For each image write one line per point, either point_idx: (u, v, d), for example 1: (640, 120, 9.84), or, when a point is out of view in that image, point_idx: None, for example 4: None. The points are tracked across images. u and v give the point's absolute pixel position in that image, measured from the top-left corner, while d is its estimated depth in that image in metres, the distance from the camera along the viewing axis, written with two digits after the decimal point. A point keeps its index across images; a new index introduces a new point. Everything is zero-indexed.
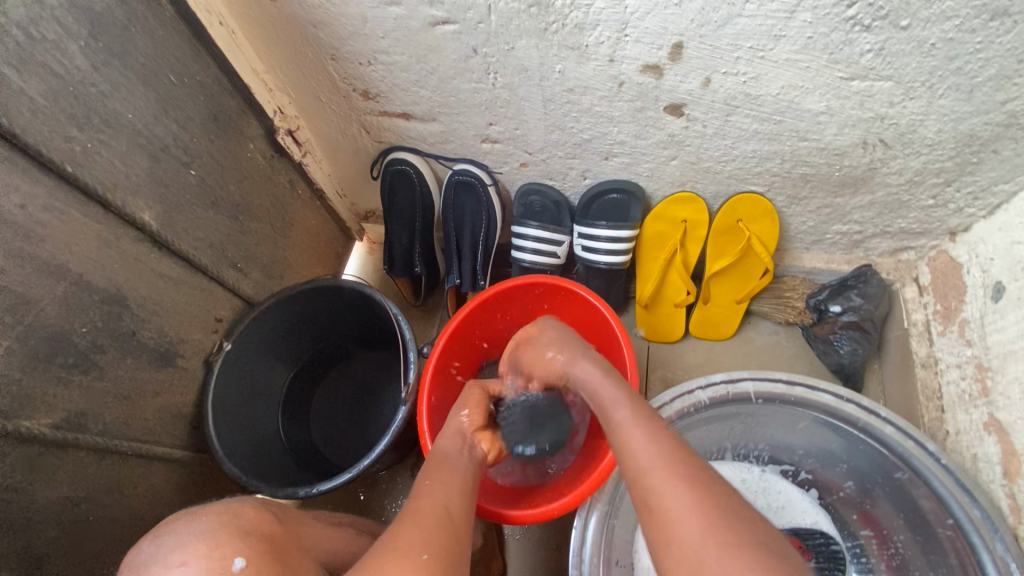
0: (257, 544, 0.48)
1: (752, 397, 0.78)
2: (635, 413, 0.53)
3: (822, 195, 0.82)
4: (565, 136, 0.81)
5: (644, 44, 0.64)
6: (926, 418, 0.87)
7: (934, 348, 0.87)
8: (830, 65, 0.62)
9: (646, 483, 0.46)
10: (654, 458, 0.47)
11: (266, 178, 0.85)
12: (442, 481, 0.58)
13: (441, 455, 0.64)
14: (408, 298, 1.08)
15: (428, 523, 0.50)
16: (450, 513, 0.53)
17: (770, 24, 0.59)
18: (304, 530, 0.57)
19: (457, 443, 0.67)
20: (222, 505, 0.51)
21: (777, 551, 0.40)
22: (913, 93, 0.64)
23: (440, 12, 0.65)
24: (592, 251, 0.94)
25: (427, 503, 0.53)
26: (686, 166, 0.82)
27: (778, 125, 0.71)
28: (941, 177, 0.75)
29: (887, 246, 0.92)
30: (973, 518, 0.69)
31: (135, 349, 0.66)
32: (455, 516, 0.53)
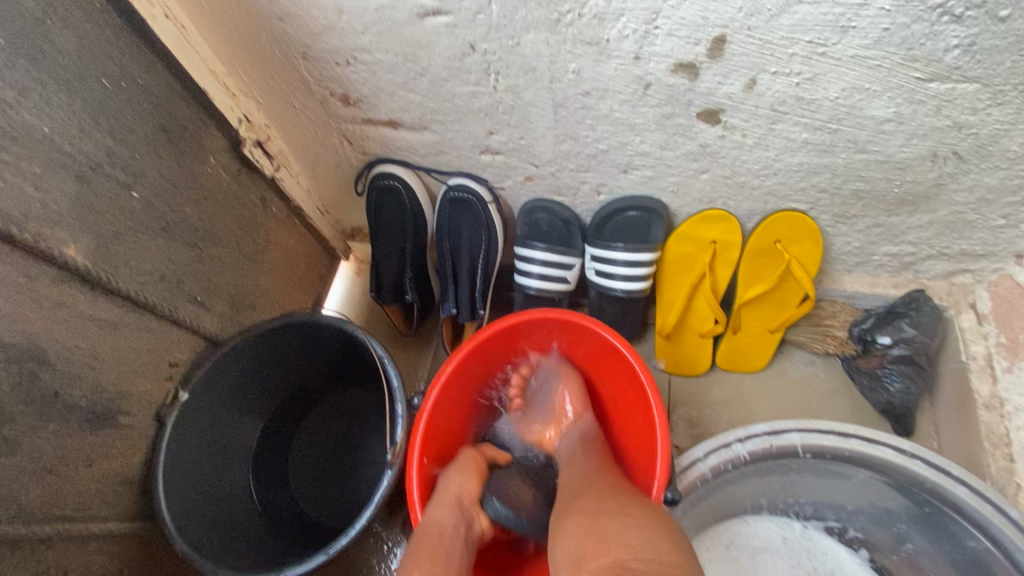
0: None
1: (799, 452, 0.67)
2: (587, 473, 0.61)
3: (874, 213, 0.71)
4: (578, 147, 0.70)
5: (678, 38, 0.53)
6: (992, 468, 0.75)
7: (999, 387, 0.76)
8: (905, 64, 0.51)
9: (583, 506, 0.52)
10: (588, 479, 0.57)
11: (231, 197, 0.73)
12: (422, 550, 0.52)
13: (433, 533, 0.54)
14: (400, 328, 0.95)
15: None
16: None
17: (836, 13, 0.48)
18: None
19: (454, 517, 0.57)
20: None
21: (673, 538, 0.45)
22: (1003, 97, 0.53)
23: (430, 0, 0.54)
24: (608, 276, 0.83)
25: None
26: (719, 181, 0.71)
27: (833, 135, 0.60)
28: (1020, 194, 0.64)
29: (941, 269, 0.81)
30: None
31: (62, 412, 0.54)
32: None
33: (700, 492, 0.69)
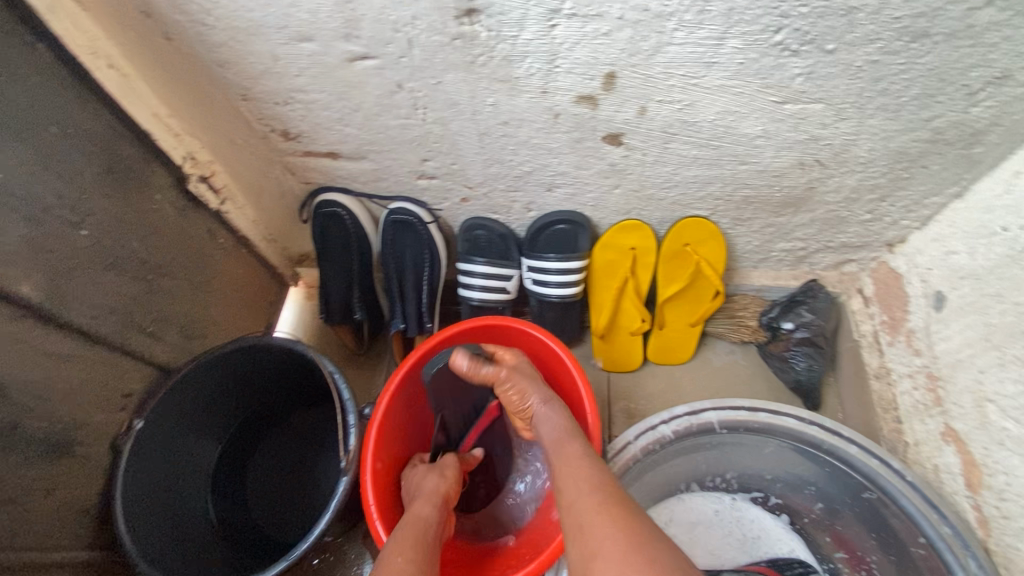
0: None
1: (716, 427, 0.76)
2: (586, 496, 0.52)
3: (765, 215, 0.82)
4: (504, 169, 0.78)
5: (576, 74, 0.61)
6: (885, 430, 0.86)
7: (884, 359, 0.87)
8: (763, 90, 0.61)
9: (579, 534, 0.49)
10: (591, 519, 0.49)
11: (180, 231, 0.77)
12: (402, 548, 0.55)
13: (413, 525, 0.59)
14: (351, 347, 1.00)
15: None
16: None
17: (699, 52, 0.57)
18: None
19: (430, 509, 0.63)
20: None
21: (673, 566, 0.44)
22: (844, 114, 0.64)
23: (358, 47, 0.61)
24: (543, 284, 0.90)
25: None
26: (631, 194, 0.80)
27: (717, 150, 0.70)
28: (876, 192, 0.76)
29: (830, 261, 0.93)
30: (943, 535, 0.68)
31: (19, 445, 0.56)
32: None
33: (634, 470, 0.76)
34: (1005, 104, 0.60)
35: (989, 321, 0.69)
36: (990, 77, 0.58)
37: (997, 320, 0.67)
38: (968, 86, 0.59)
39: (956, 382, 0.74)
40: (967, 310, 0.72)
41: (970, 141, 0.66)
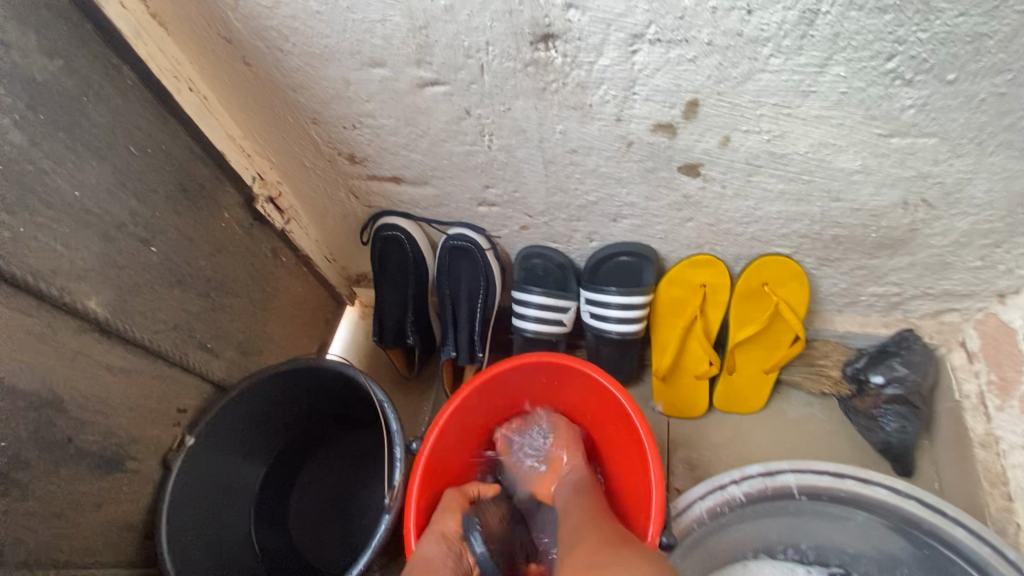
0: None
1: (794, 492, 0.68)
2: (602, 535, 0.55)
3: (856, 256, 0.74)
4: (568, 198, 0.74)
5: (653, 103, 0.58)
6: (993, 508, 0.75)
7: (994, 426, 0.76)
8: (867, 122, 0.55)
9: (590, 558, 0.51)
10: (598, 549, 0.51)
11: (243, 249, 0.78)
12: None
13: (422, 569, 0.57)
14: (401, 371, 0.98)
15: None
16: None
17: (796, 80, 0.52)
18: None
19: (442, 551, 0.60)
20: None
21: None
22: (961, 150, 0.56)
23: (428, 73, 0.59)
24: (602, 319, 0.85)
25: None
26: (703, 228, 0.75)
27: (807, 185, 0.64)
28: (992, 237, 0.67)
29: (929, 309, 0.82)
30: None
31: (72, 458, 0.57)
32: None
33: (697, 534, 0.70)
34: None
35: None
36: None
37: None
38: None
39: None
40: None
41: None
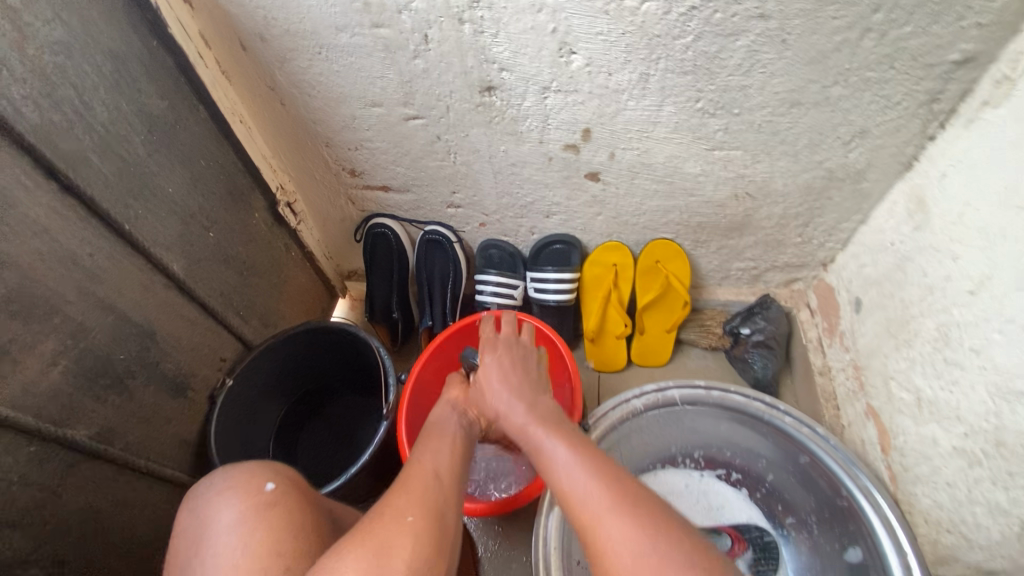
0: (286, 496, 0.58)
1: (677, 401, 0.96)
2: (595, 477, 0.54)
3: (718, 237, 1.05)
4: (513, 200, 1.03)
5: (562, 130, 0.87)
6: (827, 416, 1.03)
7: (825, 358, 1.06)
8: (696, 141, 0.86)
9: (587, 520, 0.52)
10: (592, 495, 0.53)
11: (266, 241, 1.02)
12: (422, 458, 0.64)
13: (433, 429, 0.72)
14: (386, 343, 1.22)
15: (402, 518, 0.51)
16: (426, 491, 0.57)
17: (647, 114, 0.83)
18: (320, 497, 0.65)
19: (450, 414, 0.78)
20: (256, 464, 0.62)
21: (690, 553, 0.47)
22: (758, 158, 0.87)
23: (411, 111, 0.88)
24: (543, 292, 1.12)
25: (395, 489, 0.56)
26: (610, 220, 1.04)
27: (671, 185, 0.94)
28: (800, 220, 0.98)
29: (779, 279, 1.13)
30: (860, 485, 0.85)
31: (156, 378, 0.78)
32: (433, 499, 0.56)
33: (612, 437, 0.95)
34: (873, 151, 0.83)
35: (889, 315, 0.88)
36: (855, 132, 0.81)
37: (894, 313, 0.87)
38: (841, 138, 0.82)
39: (873, 368, 0.91)
40: (876, 309, 0.92)
41: (857, 178, 0.87)
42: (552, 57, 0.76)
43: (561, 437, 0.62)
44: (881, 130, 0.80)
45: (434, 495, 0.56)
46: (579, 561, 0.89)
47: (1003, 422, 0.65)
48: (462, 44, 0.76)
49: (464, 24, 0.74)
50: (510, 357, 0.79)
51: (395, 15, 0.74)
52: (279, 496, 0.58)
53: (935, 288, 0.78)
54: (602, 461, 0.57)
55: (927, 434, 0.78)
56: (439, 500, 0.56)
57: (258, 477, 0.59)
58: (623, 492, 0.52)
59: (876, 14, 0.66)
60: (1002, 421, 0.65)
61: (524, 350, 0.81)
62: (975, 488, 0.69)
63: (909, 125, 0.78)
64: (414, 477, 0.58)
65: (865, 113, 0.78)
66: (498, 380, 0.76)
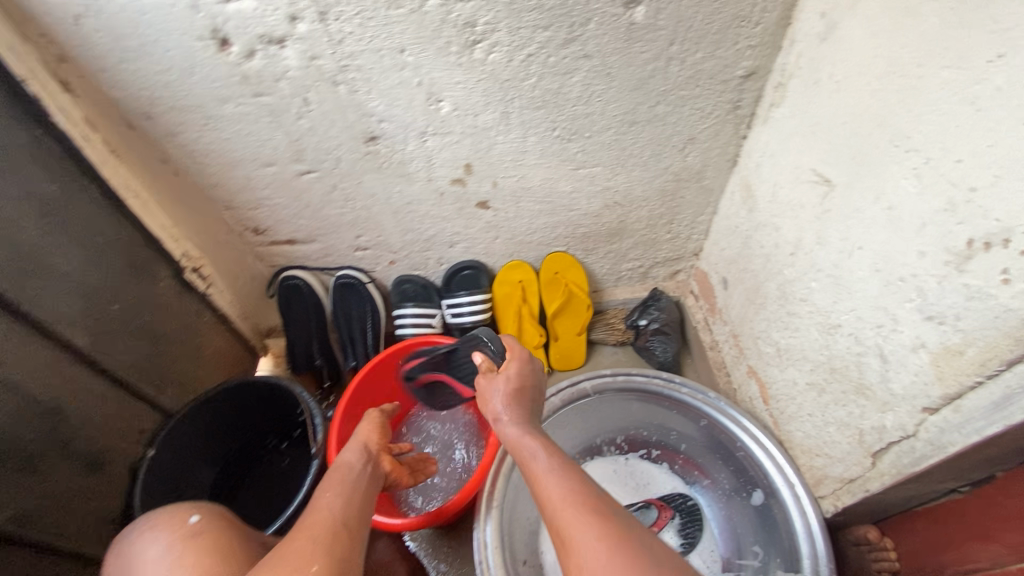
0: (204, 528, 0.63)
1: (589, 391, 1.08)
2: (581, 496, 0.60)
3: (603, 244, 1.18)
4: (416, 235, 1.11)
5: (446, 167, 0.98)
6: (722, 384, 1.16)
7: (712, 334, 1.20)
8: (562, 163, 0.99)
9: (564, 520, 0.58)
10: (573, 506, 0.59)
11: (177, 308, 1.03)
12: (325, 499, 0.66)
13: (342, 470, 0.74)
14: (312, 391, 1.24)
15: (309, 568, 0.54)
16: (318, 535, 0.59)
17: (516, 145, 0.95)
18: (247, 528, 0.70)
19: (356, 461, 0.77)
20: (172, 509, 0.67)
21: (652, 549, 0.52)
22: (617, 171, 1.02)
23: (303, 167, 0.95)
24: (460, 316, 1.19)
25: (291, 536, 0.58)
26: (508, 241, 1.15)
27: (552, 203, 1.07)
28: (665, 219, 1.14)
29: (665, 273, 1.28)
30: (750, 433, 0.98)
31: (68, 457, 0.80)
32: (339, 550, 0.58)
33: None
34: (704, 153, 1.00)
35: (748, 286, 1.03)
36: (686, 140, 0.97)
37: (751, 283, 1.02)
38: (677, 147, 0.98)
39: (746, 332, 1.06)
40: (739, 284, 1.07)
41: (699, 178, 1.04)
42: (422, 106, 0.87)
43: (549, 455, 0.67)
44: (705, 136, 0.97)
45: (328, 539, 0.59)
46: (523, 560, 0.95)
47: (833, 352, 0.80)
48: (340, 102, 0.86)
49: (338, 85, 0.83)
50: (519, 382, 0.81)
51: (274, 84, 0.82)
52: (202, 526, 0.64)
53: (770, 256, 0.94)
54: (583, 479, 0.62)
55: (792, 377, 0.91)
56: (340, 545, 0.59)
57: (182, 514, 0.65)
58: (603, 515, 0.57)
59: (672, 46, 0.82)
60: (832, 352, 0.80)
61: (532, 375, 0.84)
62: (829, 411, 0.82)
63: (724, 130, 0.96)
64: (313, 523, 0.61)
65: (689, 125, 0.94)
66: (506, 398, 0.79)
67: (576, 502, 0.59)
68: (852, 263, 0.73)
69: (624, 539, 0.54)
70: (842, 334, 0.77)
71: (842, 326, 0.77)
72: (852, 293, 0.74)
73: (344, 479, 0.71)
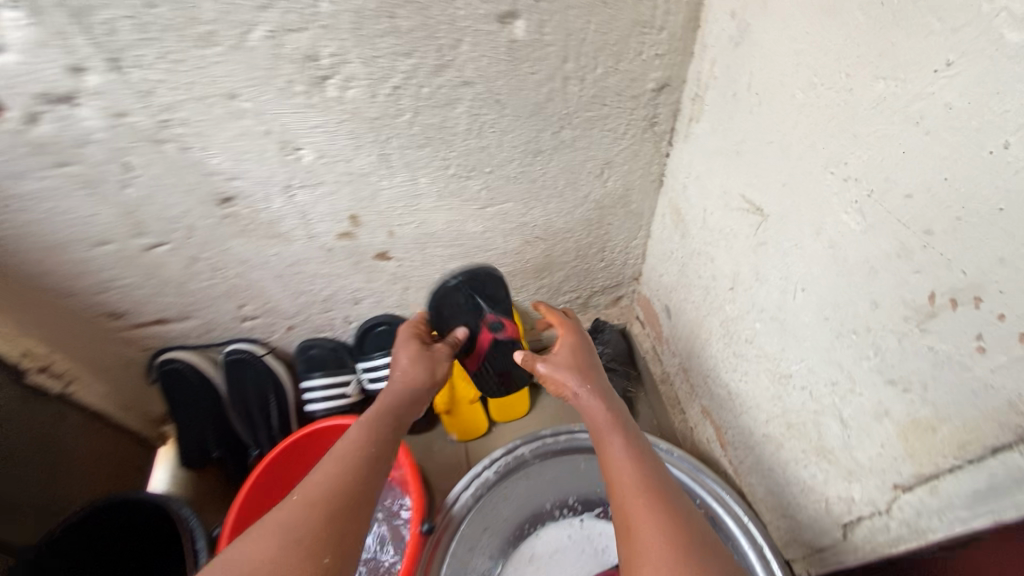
0: None
1: (528, 457, 0.91)
2: (664, 514, 0.58)
3: (531, 280, 1.05)
4: (312, 297, 0.95)
5: (327, 222, 0.82)
6: (678, 422, 1.04)
7: (662, 365, 1.09)
8: (465, 203, 0.85)
9: (631, 518, 0.58)
10: (658, 521, 0.57)
11: (21, 420, 0.85)
12: (320, 477, 0.61)
13: (347, 442, 0.67)
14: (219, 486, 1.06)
15: None
16: (287, 533, 0.54)
17: (406, 190, 0.81)
18: None
19: (364, 433, 0.68)
20: None
21: (707, 561, 0.54)
22: (530, 204, 0.88)
23: (149, 240, 0.78)
24: (378, 379, 1.05)
25: (254, 539, 0.54)
26: (422, 291, 1.00)
27: (462, 246, 0.93)
28: (595, 248, 1.01)
29: (605, 301, 1.17)
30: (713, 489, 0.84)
31: None
32: (321, 550, 0.54)
33: (474, 518, 0.89)
34: (625, 176, 0.88)
35: (690, 317, 0.92)
36: (602, 164, 0.84)
37: (693, 314, 0.91)
38: (593, 172, 0.85)
39: (694, 367, 0.94)
40: (681, 314, 0.96)
41: (624, 201, 0.92)
42: (278, 157, 0.72)
43: (625, 443, 0.68)
44: (623, 157, 0.84)
45: (303, 534, 0.54)
46: None
47: (787, 404, 0.68)
48: (173, 163, 0.70)
49: (165, 143, 0.67)
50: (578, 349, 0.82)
51: (78, 151, 0.65)
52: None
53: (709, 287, 0.82)
54: (648, 474, 0.63)
55: (747, 424, 0.80)
56: (318, 539, 0.54)
57: None
58: (657, 499, 0.60)
59: (567, 63, 0.69)
60: (786, 404, 0.68)
61: (586, 347, 0.83)
62: (791, 470, 0.71)
63: (643, 148, 0.84)
64: (280, 518, 0.56)
65: (602, 147, 0.82)
66: (569, 368, 0.78)
67: (636, 491, 0.61)
68: (797, 306, 0.62)
69: (657, 538, 0.56)
70: (795, 386, 0.65)
71: (795, 377, 0.65)
72: (800, 341, 0.62)
73: (348, 440, 0.66)
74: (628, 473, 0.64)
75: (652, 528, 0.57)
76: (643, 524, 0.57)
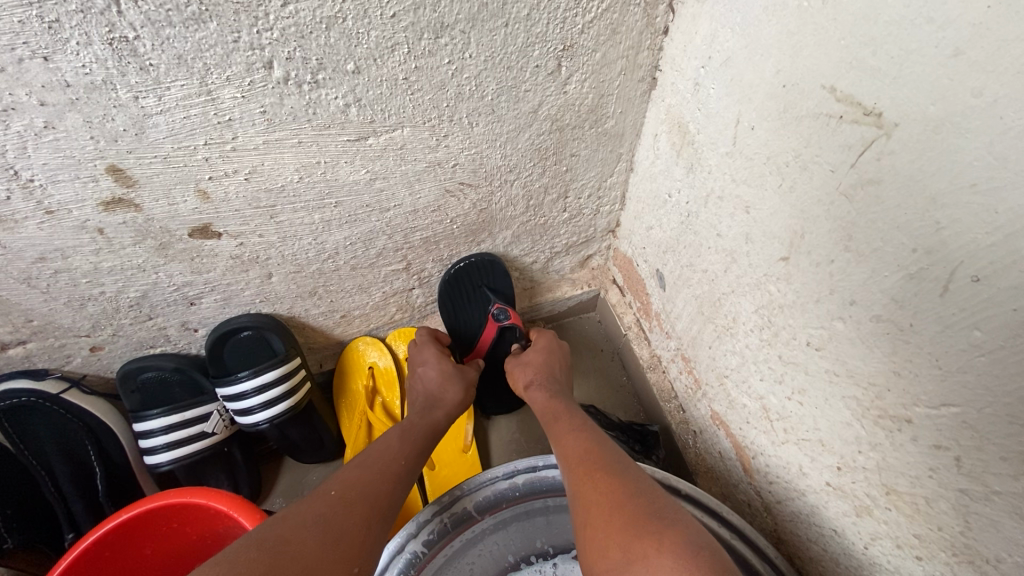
0: None
1: (473, 512, 0.63)
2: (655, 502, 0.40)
3: (462, 247, 0.72)
4: (107, 304, 0.59)
5: (65, 182, 0.45)
6: (675, 423, 0.75)
7: (652, 348, 0.79)
8: (323, 134, 0.49)
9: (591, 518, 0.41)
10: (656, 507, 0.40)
11: None
12: (361, 476, 0.47)
13: (353, 471, 0.47)
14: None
15: None
16: (324, 534, 0.40)
17: (198, 114, 0.44)
18: None
19: (367, 475, 0.47)
20: None
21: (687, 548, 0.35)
22: (442, 130, 0.53)
23: None
24: (247, 413, 0.70)
25: (289, 526, 0.40)
26: (294, 277, 0.65)
27: (341, 207, 0.57)
28: (553, 193, 0.68)
29: (570, 263, 0.85)
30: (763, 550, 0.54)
31: None
32: None
33: None
34: (596, 73, 0.53)
35: (696, 293, 0.61)
36: (557, 51, 0.49)
37: (701, 290, 0.60)
38: (542, 66, 0.50)
39: (701, 360, 0.64)
40: (681, 285, 0.65)
41: (594, 117, 0.58)
42: None
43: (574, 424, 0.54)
44: (592, 37, 0.49)
45: (331, 541, 0.40)
46: None
47: (884, 461, 0.40)
48: None
49: None
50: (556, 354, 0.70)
51: None
52: None
53: (736, 253, 0.51)
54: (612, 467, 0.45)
55: (786, 460, 0.52)
56: None
57: None
58: (615, 487, 0.42)
59: None
60: (882, 459, 0.40)
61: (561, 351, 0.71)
62: (872, 549, 0.44)
63: (626, 20, 0.49)
64: (310, 512, 0.41)
65: (556, 17, 0.46)
66: (533, 366, 0.67)
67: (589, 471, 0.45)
68: (950, 308, 0.31)
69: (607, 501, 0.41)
70: (910, 440, 0.37)
71: (913, 425, 0.36)
72: (942, 371, 0.33)
73: (390, 446, 0.53)
74: (572, 446, 0.50)
75: (601, 523, 0.39)
76: (597, 520, 0.40)
